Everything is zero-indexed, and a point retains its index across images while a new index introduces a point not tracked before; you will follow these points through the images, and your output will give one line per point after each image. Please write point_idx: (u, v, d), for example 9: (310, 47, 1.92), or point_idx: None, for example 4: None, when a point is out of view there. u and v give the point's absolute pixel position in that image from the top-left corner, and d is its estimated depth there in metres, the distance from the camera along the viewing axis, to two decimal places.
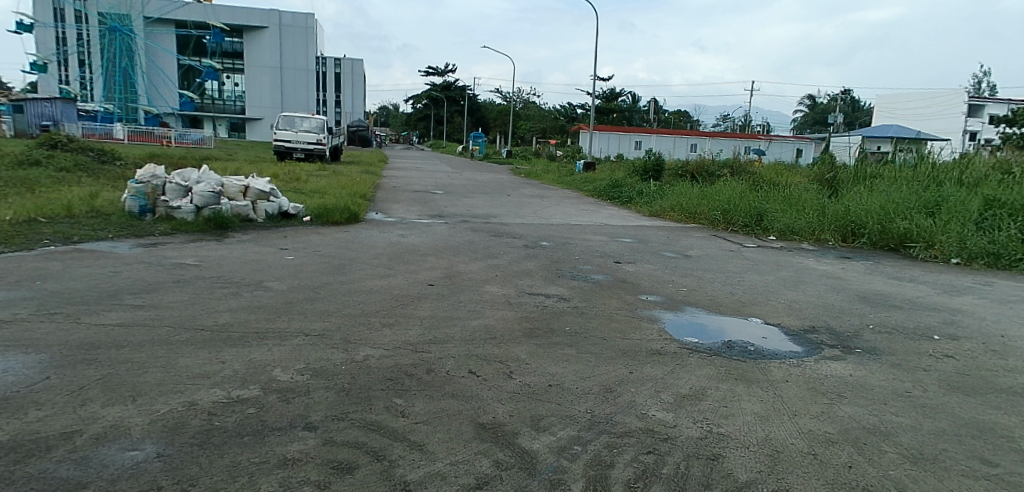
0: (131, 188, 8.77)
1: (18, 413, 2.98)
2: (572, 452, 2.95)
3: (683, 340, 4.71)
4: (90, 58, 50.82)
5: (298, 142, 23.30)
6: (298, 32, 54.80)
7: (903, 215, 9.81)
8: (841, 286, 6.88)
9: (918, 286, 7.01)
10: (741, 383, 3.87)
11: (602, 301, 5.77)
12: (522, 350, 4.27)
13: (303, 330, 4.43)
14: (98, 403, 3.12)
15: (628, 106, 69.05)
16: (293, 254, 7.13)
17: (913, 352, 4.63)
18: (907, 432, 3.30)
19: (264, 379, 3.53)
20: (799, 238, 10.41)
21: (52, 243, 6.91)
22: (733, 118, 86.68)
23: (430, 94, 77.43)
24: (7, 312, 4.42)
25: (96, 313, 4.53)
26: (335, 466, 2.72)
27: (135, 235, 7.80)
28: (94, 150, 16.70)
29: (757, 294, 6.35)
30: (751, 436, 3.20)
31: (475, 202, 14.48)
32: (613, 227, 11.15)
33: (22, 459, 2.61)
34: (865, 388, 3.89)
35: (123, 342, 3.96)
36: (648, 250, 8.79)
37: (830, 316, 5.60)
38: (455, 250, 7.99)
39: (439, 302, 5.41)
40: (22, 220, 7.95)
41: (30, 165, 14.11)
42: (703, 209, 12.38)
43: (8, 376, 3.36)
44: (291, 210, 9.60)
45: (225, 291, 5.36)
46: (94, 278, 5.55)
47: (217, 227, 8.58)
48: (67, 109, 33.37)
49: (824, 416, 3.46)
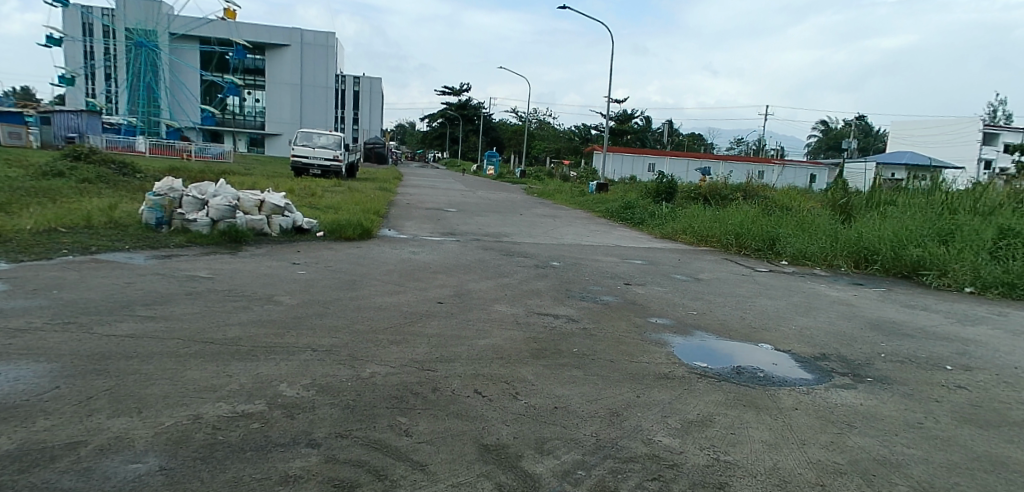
0: (148, 201, 8.86)
1: (25, 422, 3.00)
2: (575, 477, 2.91)
3: (692, 365, 4.66)
4: (115, 72, 51.96)
5: (314, 158, 23.56)
6: (320, 50, 55.78)
7: (916, 242, 9.70)
8: (853, 313, 6.79)
9: (931, 315, 6.91)
10: (750, 410, 3.82)
11: (612, 323, 5.73)
12: (528, 371, 4.25)
13: (311, 345, 4.44)
14: (104, 414, 3.14)
15: (642, 128, 69.34)
16: (305, 269, 7.20)
17: (923, 382, 4.55)
18: (918, 463, 3.23)
19: (269, 394, 3.54)
20: (811, 263, 10.30)
21: (68, 254, 7.00)
22: (747, 142, 86.61)
23: (446, 113, 78.39)
24: (22, 320, 4.48)
25: (107, 323, 4.57)
26: (336, 484, 2.71)
27: (150, 246, 7.88)
28: (115, 163, 17.01)
29: (769, 319, 6.30)
30: (759, 465, 3.15)
31: (487, 220, 14.53)
32: (624, 249, 11.15)
33: (26, 469, 2.63)
34: (877, 418, 3.82)
35: (133, 354, 3.98)
36: (658, 272, 8.76)
37: (841, 344, 5.50)
38: (464, 268, 7.99)
39: (449, 320, 5.40)
40: (41, 229, 8.07)
41: (53, 177, 14.39)
42: (716, 232, 12.26)
43: (18, 384, 3.40)
44: (304, 225, 9.69)
45: (236, 304, 5.40)
46: (108, 288, 5.61)
47: (232, 241, 8.69)
48: (92, 122, 34.85)
49: (834, 446, 3.39)
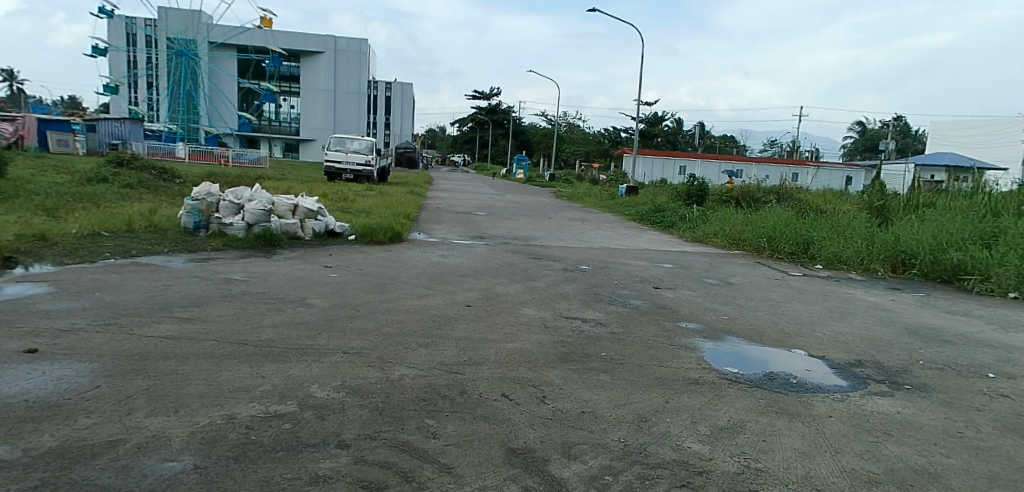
0: (187, 205, 9.10)
1: (68, 420, 3.11)
2: (603, 482, 2.90)
3: (722, 370, 4.59)
4: (156, 81, 53.60)
5: (347, 163, 23.91)
6: (352, 56, 56.66)
7: (957, 246, 9.38)
8: (890, 319, 6.60)
9: (972, 321, 6.68)
10: (782, 417, 3.75)
11: (640, 327, 5.68)
12: (556, 375, 4.24)
13: (341, 347, 4.51)
14: (142, 413, 3.24)
15: (673, 131, 68.62)
16: (337, 272, 7.31)
17: (964, 390, 4.40)
18: (957, 474, 3.13)
19: (301, 395, 3.61)
20: (846, 267, 10.06)
21: (111, 257, 7.24)
22: (781, 144, 84.96)
23: (476, 117, 78.82)
24: (66, 321, 4.66)
25: (146, 324, 4.72)
26: (365, 485, 2.75)
27: (189, 250, 8.11)
28: (156, 169, 17.54)
29: (803, 324, 6.17)
30: (791, 473, 3.09)
31: (516, 224, 14.55)
32: (654, 252, 11.04)
33: (68, 465, 2.73)
34: (915, 427, 3.71)
35: (170, 354, 4.10)
36: (689, 276, 8.66)
37: (878, 350, 5.36)
38: (493, 271, 8.01)
39: (477, 323, 5.43)
40: (86, 233, 8.36)
41: (98, 182, 14.90)
42: (748, 235, 12.06)
43: (62, 383, 3.53)
44: (337, 229, 9.84)
45: (269, 306, 5.52)
46: (148, 291, 5.78)
47: (267, 244, 8.88)
48: (135, 130, 35.94)
49: (869, 455, 3.31)
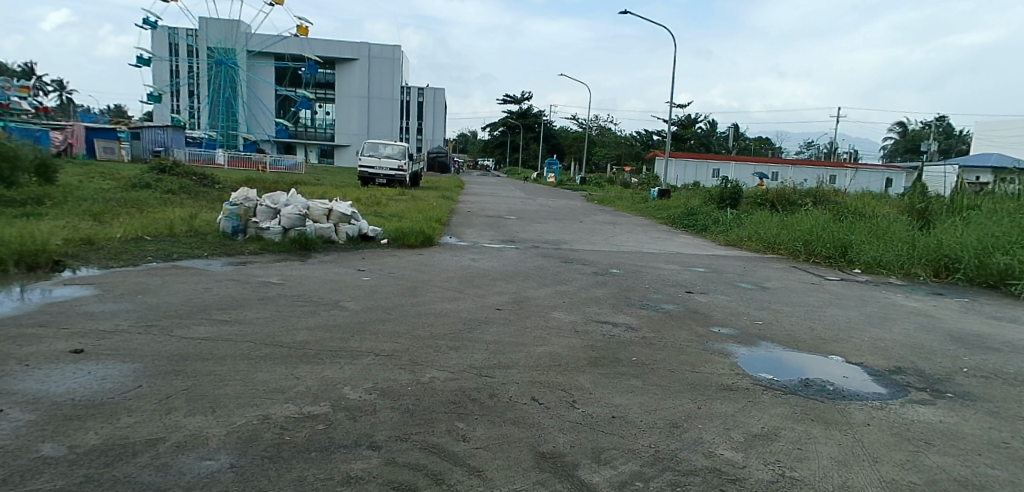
0: (225, 210, 9.34)
1: (111, 418, 3.22)
2: (633, 488, 2.88)
3: (757, 376, 4.51)
4: (197, 89, 55.18)
5: (380, 168, 24.22)
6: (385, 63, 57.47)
7: (1004, 250, 9.04)
8: (933, 325, 6.39)
9: (1021, 328, 6.43)
10: (818, 425, 3.66)
11: (672, 332, 5.62)
12: (586, 379, 4.22)
13: (374, 350, 4.57)
14: (181, 412, 3.33)
15: (706, 133, 67.67)
16: (369, 275, 7.41)
17: (1012, 400, 4.23)
18: (1004, 487, 3.01)
19: (334, 397, 3.67)
20: (886, 271, 9.78)
21: (153, 260, 7.48)
22: (818, 146, 83.02)
23: (507, 122, 79.03)
24: (111, 323, 4.83)
25: (185, 326, 4.86)
26: (396, 486, 2.78)
27: (227, 253, 8.32)
28: (197, 175, 18.05)
29: (840, 330, 6.02)
30: (827, 482, 3.02)
31: (547, 227, 14.53)
32: (686, 256, 10.90)
33: (111, 463, 2.82)
34: (959, 436, 3.58)
35: (209, 355, 4.22)
36: (722, 280, 8.53)
37: (919, 357, 5.20)
38: (523, 275, 8.02)
39: (507, 326, 5.44)
40: (130, 237, 8.66)
41: (142, 188, 15.40)
42: (783, 239, 11.82)
43: (106, 382, 3.66)
44: (369, 232, 9.97)
45: (304, 309, 5.62)
46: (187, 293, 5.96)
47: (302, 248, 9.05)
48: (177, 137, 37.02)
49: (910, 466, 3.21)
